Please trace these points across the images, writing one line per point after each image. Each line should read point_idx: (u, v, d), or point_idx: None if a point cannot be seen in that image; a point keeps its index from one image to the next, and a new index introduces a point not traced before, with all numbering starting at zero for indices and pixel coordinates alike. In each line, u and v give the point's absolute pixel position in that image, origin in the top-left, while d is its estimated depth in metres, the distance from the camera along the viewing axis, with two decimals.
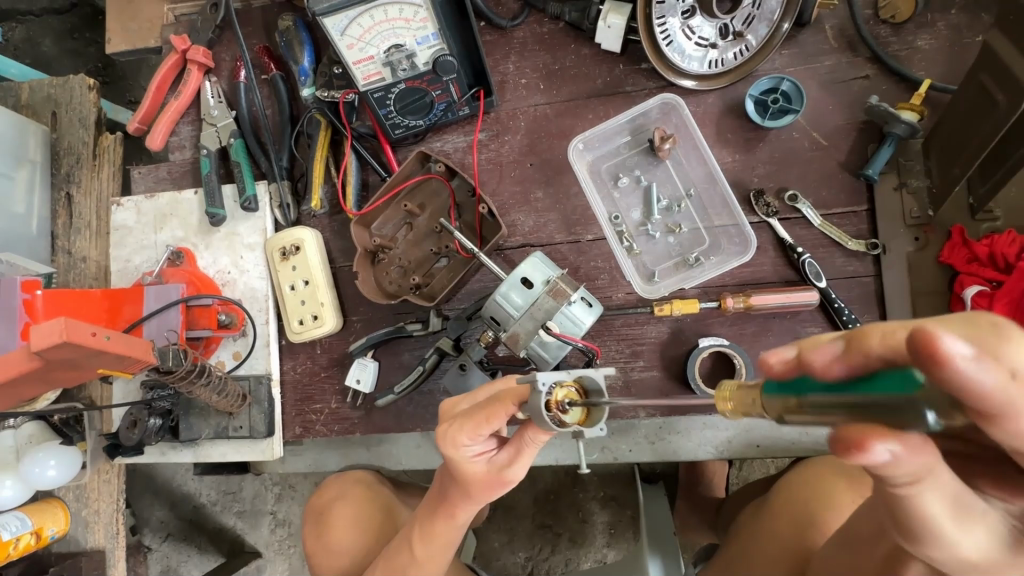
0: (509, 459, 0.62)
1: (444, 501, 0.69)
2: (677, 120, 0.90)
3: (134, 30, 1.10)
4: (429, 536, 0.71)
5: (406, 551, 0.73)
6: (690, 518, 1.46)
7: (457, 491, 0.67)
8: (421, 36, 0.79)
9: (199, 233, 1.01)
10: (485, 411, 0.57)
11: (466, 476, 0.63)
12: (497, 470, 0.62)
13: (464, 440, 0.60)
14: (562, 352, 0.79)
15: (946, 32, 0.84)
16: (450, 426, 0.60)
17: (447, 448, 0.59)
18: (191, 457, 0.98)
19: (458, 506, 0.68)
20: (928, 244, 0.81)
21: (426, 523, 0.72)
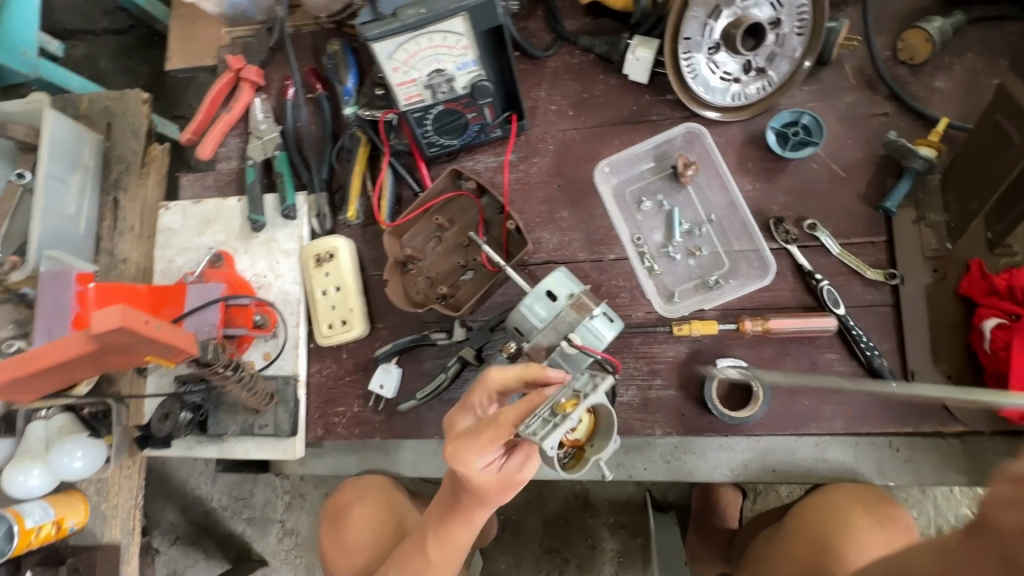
0: (519, 464, 0.66)
1: (460, 508, 0.73)
2: (700, 148, 0.94)
3: (193, 50, 1.19)
4: (444, 541, 0.74)
5: (421, 554, 0.76)
6: (701, 548, 1.44)
7: (472, 498, 0.70)
8: (462, 62, 0.85)
9: (240, 238, 1.06)
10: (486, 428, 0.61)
11: (482, 486, 0.66)
12: (508, 476, 0.66)
13: (475, 459, 0.62)
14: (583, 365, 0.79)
15: (964, 73, 0.87)
16: (457, 448, 0.62)
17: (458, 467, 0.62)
18: (216, 452, 1.01)
19: (474, 510, 0.72)
20: (946, 277, 0.83)
21: (439, 531, 0.75)
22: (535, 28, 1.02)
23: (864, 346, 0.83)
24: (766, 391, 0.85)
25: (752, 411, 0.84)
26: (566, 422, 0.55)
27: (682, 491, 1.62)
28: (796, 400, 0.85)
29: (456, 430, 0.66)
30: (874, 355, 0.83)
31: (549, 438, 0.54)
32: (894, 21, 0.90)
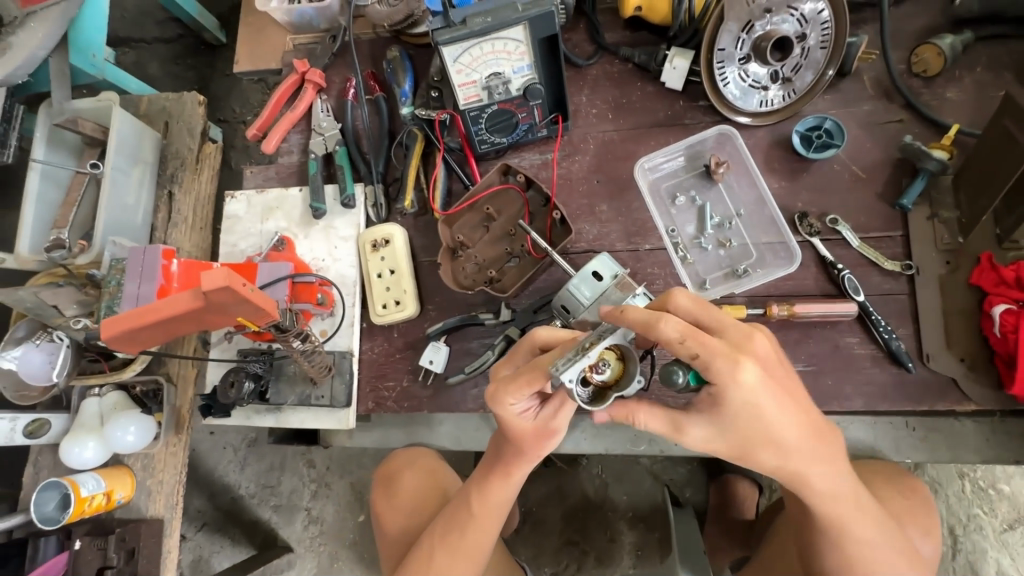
0: (553, 411, 0.73)
1: (501, 464, 0.82)
2: (731, 149, 1.03)
3: (259, 55, 1.30)
4: (486, 496, 0.84)
5: (465, 510, 0.86)
6: (720, 539, 1.49)
7: (513, 451, 0.80)
8: (518, 66, 0.94)
9: (301, 224, 1.15)
10: (526, 375, 0.66)
11: (520, 430, 0.75)
12: (545, 422, 0.74)
13: (510, 400, 0.69)
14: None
15: (973, 86, 0.96)
16: (496, 390, 0.70)
17: (496, 407, 0.69)
18: (273, 421, 1.08)
19: (515, 465, 0.81)
20: (958, 268, 0.91)
21: (482, 487, 0.85)
22: (577, 39, 1.11)
23: (883, 331, 0.90)
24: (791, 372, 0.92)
25: None
26: (581, 358, 0.60)
27: (698, 487, 1.67)
28: (821, 379, 0.92)
29: (498, 376, 0.74)
30: (892, 339, 0.90)
31: (564, 371, 0.59)
32: (909, 38, 0.99)
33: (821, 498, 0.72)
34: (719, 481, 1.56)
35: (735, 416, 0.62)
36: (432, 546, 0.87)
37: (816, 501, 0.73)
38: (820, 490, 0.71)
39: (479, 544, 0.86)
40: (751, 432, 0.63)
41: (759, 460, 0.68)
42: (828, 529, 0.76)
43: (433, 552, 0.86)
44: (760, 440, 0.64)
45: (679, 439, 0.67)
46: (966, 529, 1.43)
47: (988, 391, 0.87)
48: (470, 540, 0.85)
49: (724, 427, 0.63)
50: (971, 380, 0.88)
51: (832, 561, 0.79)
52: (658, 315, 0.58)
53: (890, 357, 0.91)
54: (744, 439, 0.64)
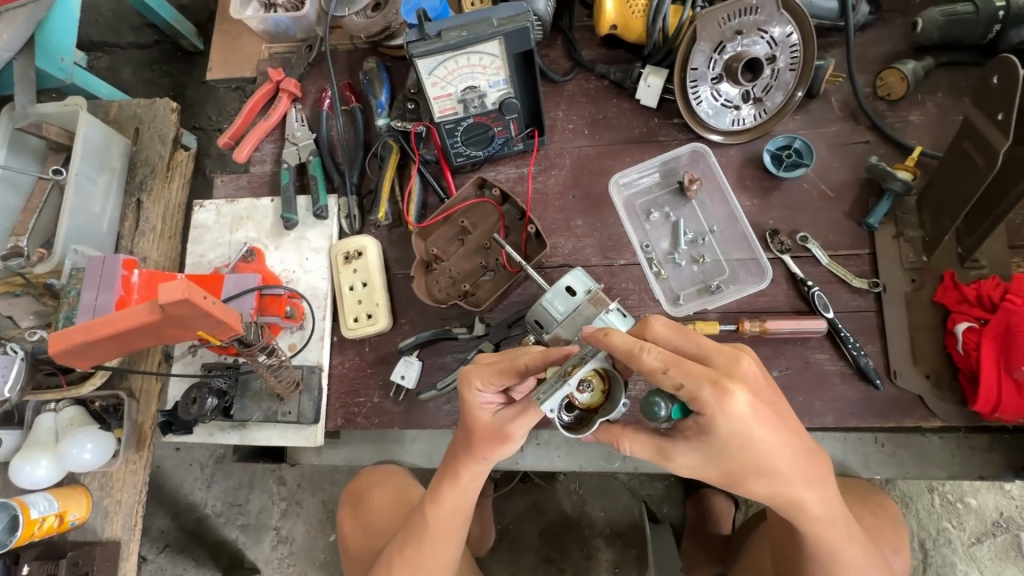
0: (514, 416, 0.71)
1: (449, 467, 0.80)
2: (704, 166, 1.05)
3: (234, 63, 1.28)
4: (439, 506, 0.82)
5: (420, 522, 0.84)
6: (697, 556, 1.48)
7: (462, 451, 0.78)
8: (494, 80, 0.94)
9: (272, 235, 1.13)
10: (500, 363, 0.69)
11: (474, 424, 0.74)
12: (501, 423, 0.71)
13: (479, 383, 0.71)
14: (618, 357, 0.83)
15: (934, 109, 0.99)
16: (470, 367, 0.72)
17: (464, 389, 0.71)
18: (237, 439, 1.04)
19: (462, 467, 0.78)
20: (923, 286, 0.92)
21: (434, 497, 0.83)
22: (555, 56, 1.12)
23: (851, 347, 0.91)
24: None
25: None
26: (560, 387, 0.61)
27: (676, 503, 1.66)
28: (792, 395, 0.93)
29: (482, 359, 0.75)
30: (860, 356, 0.91)
31: (544, 403, 0.61)
32: (874, 63, 1.03)
33: (815, 523, 0.72)
34: (696, 495, 1.56)
35: (725, 443, 0.61)
36: (390, 562, 0.84)
37: (815, 528, 0.72)
38: (817, 516, 0.71)
39: (437, 556, 0.84)
40: (743, 459, 0.63)
41: (750, 488, 0.67)
42: (819, 554, 0.76)
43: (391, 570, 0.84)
44: (752, 468, 0.64)
45: (667, 465, 0.66)
46: (936, 544, 1.45)
47: (952, 407, 0.88)
48: (427, 552, 0.83)
49: (716, 454, 0.62)
50: (936, 397, 0.89)
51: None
52: (642, 345, 0.58)
53: (859, 374, 0.92)
54: (736, 466, 0.64)
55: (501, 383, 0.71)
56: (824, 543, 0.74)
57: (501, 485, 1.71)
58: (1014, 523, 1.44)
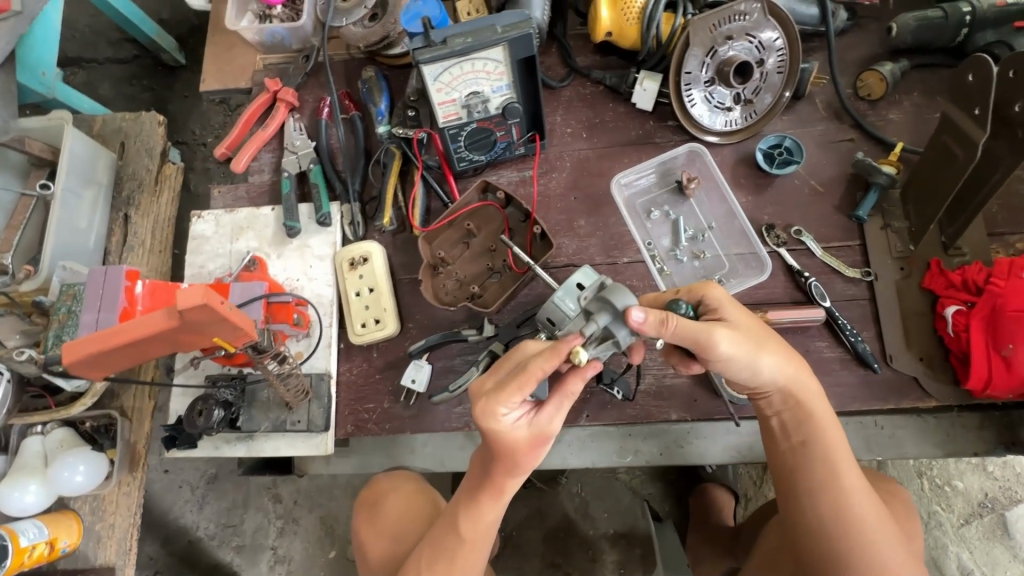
0: (548, 416, 0.71)
1: (490, 483, 0.78)
2: (701, 165, 1.09)
3: (228, 73, 1.27)
4: (479, 515, 0.79)
5: (455, 535, 0.81)
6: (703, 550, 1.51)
7: (501, 470, 0.76)
8: (497, 86, 0.97)
9: (274, 244, 1.12)
10: (518, 379, 0.68)
11: (515, 446, 0.72)
12: (541, 426, 0.71)
13: (502, 408, 0.69)
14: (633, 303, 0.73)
15: (911, 108, 1.05)
16: (484, 402, 0.69)
17: (489, 421, 0.68)
18: (244, 451, 1.03)
19: (505, 481, 0.77)
20: (911, 273, 0.97)
21: (472, 510, 0.80)
22: (550, 63, 1.16)
23: (849, 334, 0.95)
24: None
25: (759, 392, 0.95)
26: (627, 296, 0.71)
27: (677, 501, 1.68)
28: None
29: (482, 389, 0.72)
30: (857, 341, 0.95)
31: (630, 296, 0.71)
32: (853, 65, 1.09)
33: (819, 429, 0.82)
34: (698, 490, 1.59)
35: (740, 317, 0.78)
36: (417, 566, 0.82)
37: (816, 431, 0.81)
38: (817, 412, 0.81)
39: (470, 563, 0.81)
40: (759, 338, 0.78)
41: (766, 365, 0.78)
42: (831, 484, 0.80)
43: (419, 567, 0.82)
44: (761, 337, 0.78)
45: (711, 351, 0.74)
46: (927, 526, 1.50)
47: (945, 387, 0.93)
48: (460, 566, 0.81)
49: (732, 323, 0.77)
50: (930, 377, 0.93)
51: (843, 527, 0.79)
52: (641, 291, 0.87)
53: (857, 359, 0.96)
54: (763, 345, 0.77)
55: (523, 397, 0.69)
56: (827, 456, 0.81)
57: None
58: (999, 503, 1.50)
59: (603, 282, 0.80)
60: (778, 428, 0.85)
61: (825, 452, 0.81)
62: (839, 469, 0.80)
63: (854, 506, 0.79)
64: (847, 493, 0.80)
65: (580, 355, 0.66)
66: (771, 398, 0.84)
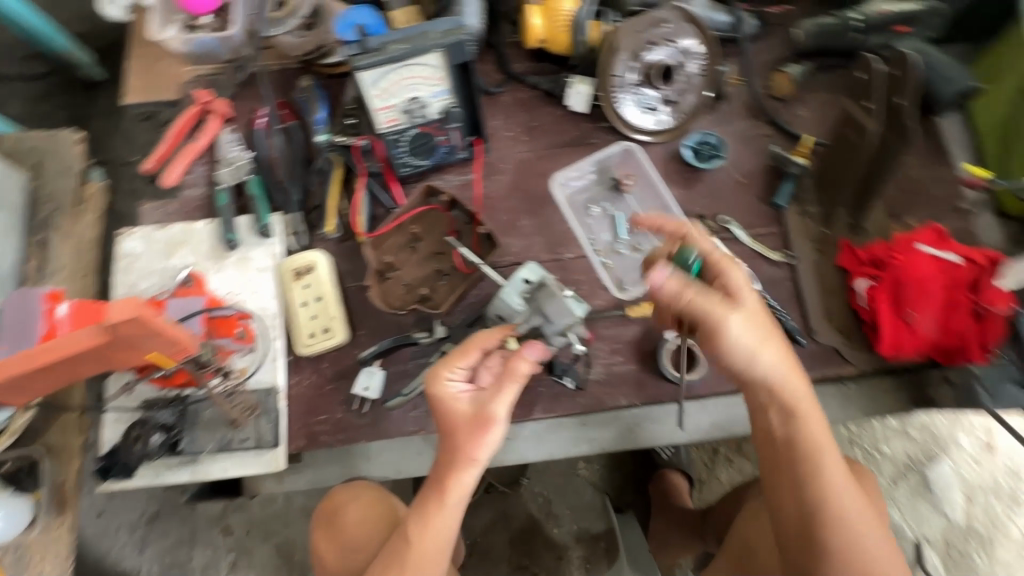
0: (490, 392, 0.74)
1: (434, 480, 0.76)
2: (635, 162, 1.13)
3: (154, 86, 1.22)
4: (427, 520, 0.75)
5: (402, 539, 0.76)
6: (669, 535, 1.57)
7: (447, 459, 0.74)
8: (436, 91, 1.00)
9: (211, 258, 1.08)
10: (462, 346, 0.78)
11: (455, 418, 0.74)
12: (480, 404, 0.74)
13: (446, 372, 0.77)
14: (567, 317, 0.87)
15: (817, 105, 1.16)
16: (432, 366, 0.78)
17: (433, 381, 0.76)
18: (188, 476, 0.97)
19: (452, 476, 0.74)
20: (826, 254, 1.07)
21: (421, 515, 0.76)
22: (488, 70, 1.19)
23: (776, 312, 1.02)
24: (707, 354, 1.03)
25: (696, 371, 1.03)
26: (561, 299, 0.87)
27: (636, 491, 1.73)
28: None
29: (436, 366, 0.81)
30: (785, 319, 1.02)
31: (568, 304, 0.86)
32: (764, 68, 1.19)
33: (804, 428, 0.82)
34: (656, 476, 1.65)
35: (751, 304, 0.80)
36: None
37: (804, 428, 0.82)
38: (804, 410, 0.82)
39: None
40: (767, 329, 0.80)
41: (767, 358, 0.79)
42: (817, 484, 0.80)
43: None
44: (767, 330, 0.80)
45: (714, 331, 0.78)
46: None
47: (863, 354, 1.02)
48: None
49: (743, 309, 0.79)
50: (849, 347, 1.02)
51: (833, 547, 0.78)
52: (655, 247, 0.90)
53: (785, 334, 1.03)
54: (768, 337, 0.80)
55: (466, 364, 0.78)
56: (811, 453, 0.81)
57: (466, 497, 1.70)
58: (920, 464, 1.64)
59: (545, 280, 0.90)
60: (768, 440, 0.86)
61: (816, 469, 0.81)
62: (829, 487, 0.80)
63: (847, 523, 0.79)
64: (832, 492, 0.80)
65: (512, 342, 0.85)
66: (756, 390, 0.84)
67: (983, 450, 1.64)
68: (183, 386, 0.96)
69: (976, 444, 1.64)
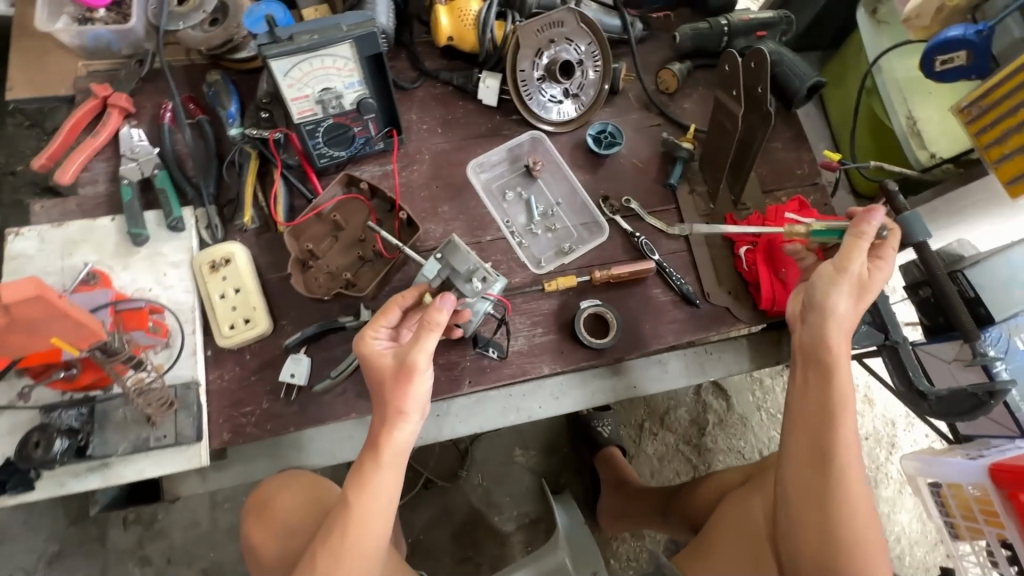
0: (410, 343, 0.78)
1: (370, 440, 0.79)
2: (543, 150, 1.24)
3: (42, 82, 1.16)
4: (366, 482, 0.77)
5: (342, 505, 0.78)
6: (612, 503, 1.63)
7: (379, 417, 0.79)
8: (349, 82, 1.03)
9: (117, 256, 1.04)
10: (382, 308, 0.86)
11: (381, 370, 0.79)
12: (400, 355, 0.78)
13: (370, 332, 0.84)
14: (469, 264, 0.86)
15: (698, 99, 1.32)
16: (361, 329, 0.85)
17: (359, 341, 0.82)
18: (98, 482, 0.92)
19: (385, 434, 0.78)
20: (714, 226, 1.21)
21: (359, 476, 0.78)
22: (401, 66, 1.24)
23: (674, 279, 1.15)
24: (618, 319, 1.12)
25: (610, 337, 1.10)
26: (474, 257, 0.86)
27: (572, 472, 1.80)
28: (641, 325, 1.14)
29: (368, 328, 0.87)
30: (682, 284, 1.15)
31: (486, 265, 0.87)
32: (653, 66, 1.33)
33: (828, 392, 0.87)
34: (600, 457, 1.69)
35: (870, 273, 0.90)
36: (312, 550, 0.78)
37: (833, 394, 0.87)
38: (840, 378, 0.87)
39: (365, 539, 0.77)
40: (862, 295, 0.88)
41: (835, 316, 0.87)
42: (830, 446, 0.85)
43: (315, 555, 0.77)
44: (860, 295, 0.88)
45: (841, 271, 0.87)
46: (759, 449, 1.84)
47: (750, 312, 1.16)
48: (353, 540, 0.77)
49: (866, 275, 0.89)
50: (739, 306, 1.16)
51: (833, 503, 0.84)
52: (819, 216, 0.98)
53: (684, 298, 1.15)
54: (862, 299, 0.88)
55: (389, 321, 0.86)
56: (830, 416, 0.86)
57: (405, 495, 1.69)
58: None
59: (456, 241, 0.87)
60: (799, 401, 0.90)
61: (839, 443, 0.85)
62: (846, 460, 0.85)
63: (852, 496, 0.84)
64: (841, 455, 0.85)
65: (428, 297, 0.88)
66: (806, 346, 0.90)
67: (864, 403, 1.87)
68: (89, 387, 0.93)
69: (858, 398, 1.88)
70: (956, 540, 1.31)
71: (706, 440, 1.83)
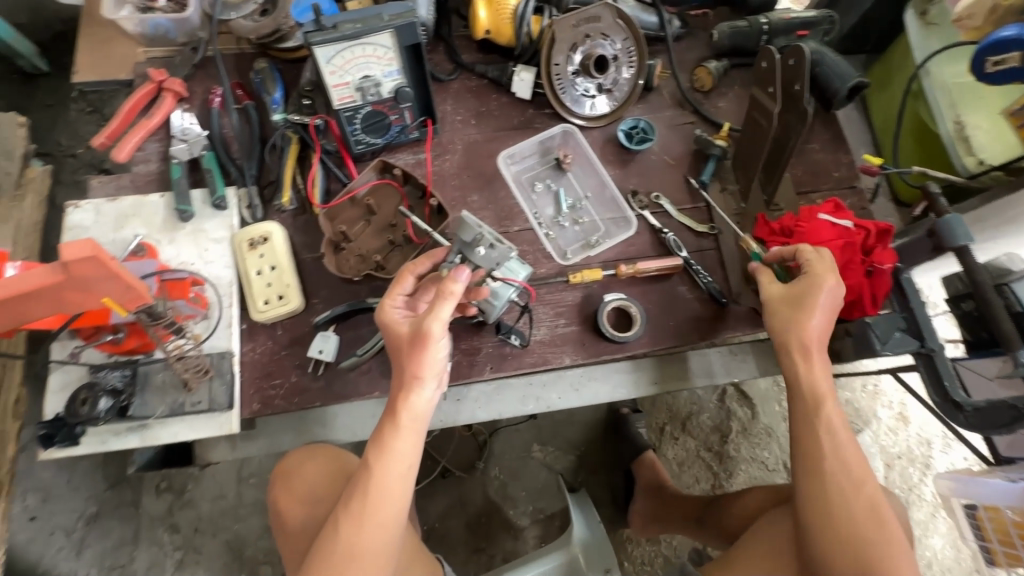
0: (426, 312, 0.79)
1: (388, 408, 0.82)
2: (574, 143, 1.25)
3: (105, 66, 1.23)
4: (386, 449, 0.80)
5: (362, 471, 0.80)
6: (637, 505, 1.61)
7: (396, 384, 0.82)
8: (388, 70, 1.07)
9: (164, 230, 1.10)
10: (395, 281, 0.88)
11: (398, 335, 0.83)
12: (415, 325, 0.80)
13: (389, 299, 0.86)
14: (473, 232, 0.84)
15: (734, 98, 1.30)
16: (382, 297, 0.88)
17: (378, 311, 0.85)
18: (137, 441, 0.98)
19: (400, 402, 0.80)
20: (745, 226, 1.19)
21: (378, 442, 0.81)
22: (438, 59, 1.27)
23: (701, 276, 1.14)
24: (642, 314, 1.12)
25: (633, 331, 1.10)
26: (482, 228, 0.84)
27: (590, 471, 1.79)
28: (665, 321, 1.13)
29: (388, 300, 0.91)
30: (709, 282, 1.13)
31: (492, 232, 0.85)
32: (689, 64, 1.32)
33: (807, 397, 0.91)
34: (638, 460, 1.66)
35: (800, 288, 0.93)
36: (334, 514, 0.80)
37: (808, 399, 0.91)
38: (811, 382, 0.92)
39: (383, 506, 0.79)
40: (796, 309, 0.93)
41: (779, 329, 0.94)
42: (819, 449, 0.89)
43: (337, 519, 0.80)
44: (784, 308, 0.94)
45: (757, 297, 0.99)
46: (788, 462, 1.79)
47: None
48: (373, 504, 0.79)
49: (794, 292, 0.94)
50: None
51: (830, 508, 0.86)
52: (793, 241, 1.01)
53: (710, 297, 1.14)
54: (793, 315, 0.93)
55: (405, 290, 0.87)
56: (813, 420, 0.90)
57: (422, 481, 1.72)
58: None
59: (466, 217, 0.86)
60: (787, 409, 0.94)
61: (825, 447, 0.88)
62: (836, 463, 0.88)
63: (846, 498, 0.86)
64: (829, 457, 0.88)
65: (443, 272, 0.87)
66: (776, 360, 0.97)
67: (897, 420, 1.80)
68: (133, 350, 0.99)
69: (891, 415, 1.81)
70: (991, 565, 1.25)
71: (728, 448, 1.80)
